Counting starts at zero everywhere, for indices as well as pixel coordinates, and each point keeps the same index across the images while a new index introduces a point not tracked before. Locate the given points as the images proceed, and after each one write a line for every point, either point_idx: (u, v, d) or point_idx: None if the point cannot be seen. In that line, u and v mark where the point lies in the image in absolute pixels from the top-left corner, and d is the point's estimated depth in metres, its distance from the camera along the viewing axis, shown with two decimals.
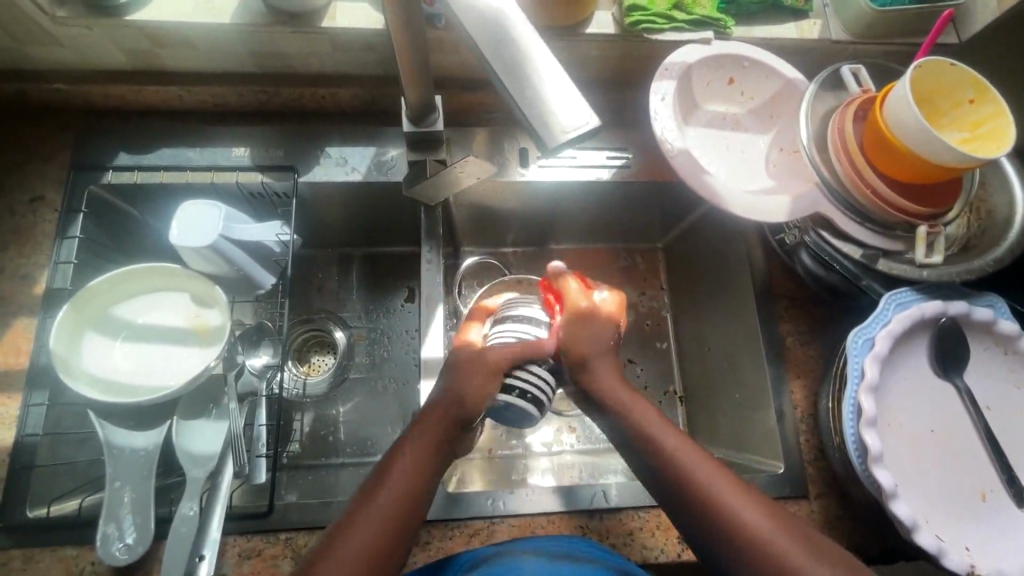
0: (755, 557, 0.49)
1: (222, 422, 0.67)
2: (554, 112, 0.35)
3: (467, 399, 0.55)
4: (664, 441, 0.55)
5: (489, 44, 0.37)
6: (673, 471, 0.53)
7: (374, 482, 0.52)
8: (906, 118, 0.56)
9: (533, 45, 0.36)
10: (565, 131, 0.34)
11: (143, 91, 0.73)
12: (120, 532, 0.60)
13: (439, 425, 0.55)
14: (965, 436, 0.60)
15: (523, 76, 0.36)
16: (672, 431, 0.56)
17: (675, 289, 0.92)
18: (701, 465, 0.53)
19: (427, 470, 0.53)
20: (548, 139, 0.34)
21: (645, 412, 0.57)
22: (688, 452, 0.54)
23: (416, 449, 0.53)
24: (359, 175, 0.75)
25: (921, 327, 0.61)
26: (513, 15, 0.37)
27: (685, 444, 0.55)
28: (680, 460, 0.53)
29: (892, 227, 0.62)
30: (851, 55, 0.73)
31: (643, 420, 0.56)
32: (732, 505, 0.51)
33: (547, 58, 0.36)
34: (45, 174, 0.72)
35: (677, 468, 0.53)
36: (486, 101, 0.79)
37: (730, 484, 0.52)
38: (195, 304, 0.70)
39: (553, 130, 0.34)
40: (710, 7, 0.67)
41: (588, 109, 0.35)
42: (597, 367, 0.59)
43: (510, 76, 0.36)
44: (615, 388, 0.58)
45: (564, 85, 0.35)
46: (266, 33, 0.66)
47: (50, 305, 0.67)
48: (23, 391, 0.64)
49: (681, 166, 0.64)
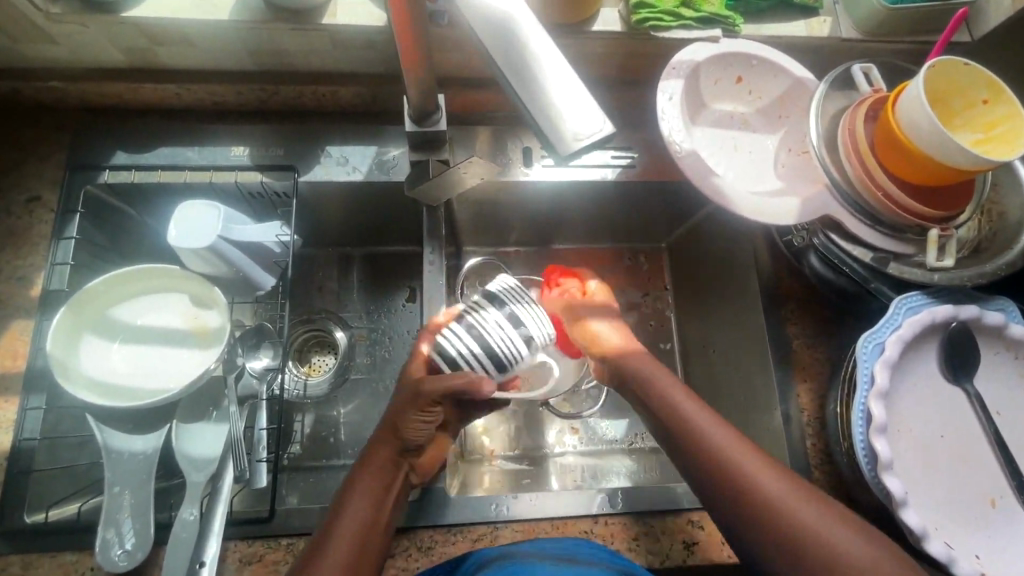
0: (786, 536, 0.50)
1: (222, 425, 0.66)
2: (566, 118, 0.34)
3: (405, 428, 0.57)
4: (696, 422, 0.58)
5: (497, 48, 0.36)
6: (704, 454, 0.56)
7: (338, 502, 0.54)
8: (920, 119, 0.54)
9: (543, 49, 0.35)
10: (577, 139, 0.33)
11: (140, 89, 0.71)
12: (119, 538, 0.59)
13: (386, 447, 0.57)
14: (975, 442, 0.59)
15: (533, 80, 0.35)
16: (710, 417, 0.58)
17: (679, 289, 0.91)
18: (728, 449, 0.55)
19: (382, 490, 0.55)
20: (560, 147, 0.33)
21: (676, 394, 0.61)
22: (720, 436, 0.56)
23: (369, 472, 0.56)
24: (360, 175, 0.73)
25: (932, 331, 0.60)
26: (522, 17, 0.36)
27: (718, 429, 0.57)
28: (710, 444, 0.56)
29: (903, 230, 0.61)
30: (861, 53, 0.72)
31: (680, 402, 0.60)
32: (764, 484, 0.53)
33: (558, 62, 0.35)
34: (40, 173, 0.71)
35: (709, 450, 0.56)
36: (489, 100, 0.77)
37: (758, 462, 0.55)
38: (194, 305, 0.69)
39: (566, 137, 0.33)
40: (719, 4, 0.66)
41: (601, 115, 0.34)
42: (640, 357, 0.66)
43: (519, 81, 0.35)
44: (657, 373, 0.64)
45: (575, 90, 0.34)
46: (265, 30, 0.65)
47: (47, 308, 0.66)
48: (20, 395, 0.63)
49: (689, 167, 0.63)
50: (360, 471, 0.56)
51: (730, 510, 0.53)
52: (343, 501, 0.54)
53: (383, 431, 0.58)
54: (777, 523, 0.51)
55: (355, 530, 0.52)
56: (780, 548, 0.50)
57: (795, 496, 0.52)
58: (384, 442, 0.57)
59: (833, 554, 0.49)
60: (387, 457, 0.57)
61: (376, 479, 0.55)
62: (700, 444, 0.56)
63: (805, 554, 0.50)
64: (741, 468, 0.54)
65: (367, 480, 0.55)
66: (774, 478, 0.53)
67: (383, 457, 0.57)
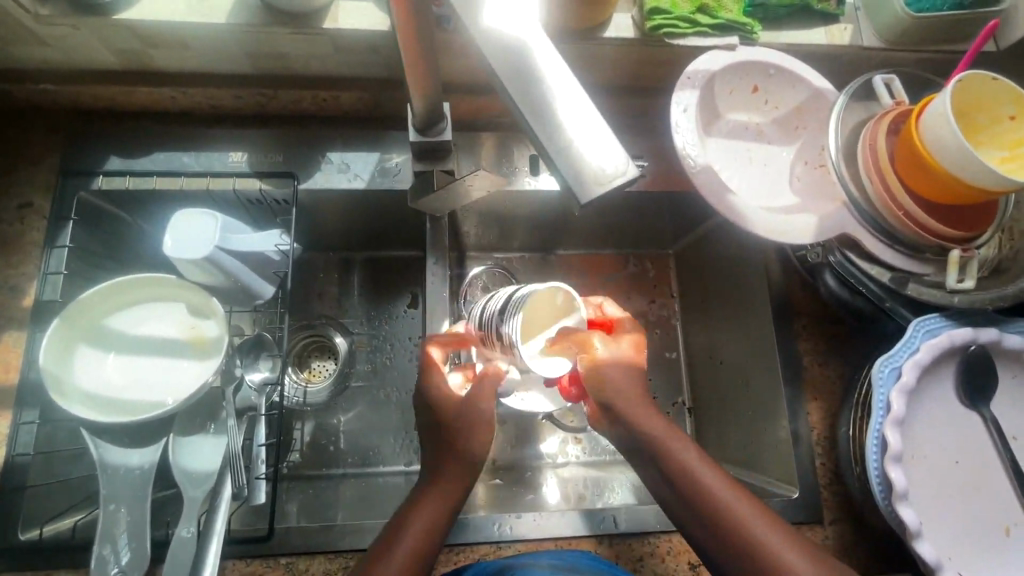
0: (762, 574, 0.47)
1: (221, 438, 0.64)
2: (588, 159, 0.32)
3: (479, 453, 0.54)
4: (705, 479, 0.51)
5: (515, 81, 0.34)
6: (717, 515, 0.50)
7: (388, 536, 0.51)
8: (946, 136, 0.52)
9: (565, 84, 0.33)
10: (601, 180, 0.31)
11: (134, 92, 0.69)
12: (115, 555, 0.58)
13: (458, 474, 0.53)
14: (990, 467, 0.57)
15: (554, 116, 0.33)
16: (704, 460, 0.52)
17: (685, 298, 0.89)
18: (724, 492, 0.50)
19: (441, 524, 0.52)
20: (580, 189, 0.32)
21: (684, 447, 0.53)
22: (714, 481, 0.51)
23: (428, 501, 0.52)
24: (361, 182, 0.71)
25: (949, 354, 0.58)
26: (537, 46, 0.34)
27: (715, 475, 0.51)
28: (722, 502, 0.50)
29: (923, 250, 0.59)
30: (881, 61, 0.69)
31: (672, 447, 0.53)
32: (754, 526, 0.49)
33: (580, 97, 0.33)
34: (31, 179, 0.69)
35: (719, 507, 0.50)
36: (496, 105, 0.75)
37: (766, 520, 0.49)
38: (191, 314, 0.67)
39: (587, 180, 0.31)
40: (736, 11, 0.63)
41: (624, 156, 0.32)
42: (642, 408, 0.54)
43: (539, 117, 0.33)
44: (656, 425, 0.54)
45: (599, 127, 0.32)
46: (263, 33, 0.62)
47: (40, 318, 0.64)
48: (12, 409, 0.62)
49: (703, 181, 0.61)
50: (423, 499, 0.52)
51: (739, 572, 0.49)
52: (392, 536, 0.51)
53: (451, 447, 0.54)
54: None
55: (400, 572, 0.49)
56: None
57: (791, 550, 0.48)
58: (452, 464, 0.53)
59: None
60: (460, 478, 0.53)
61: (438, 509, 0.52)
62: (717, 505, 0.50)
63: None
64: (753, 525, 0.49)
65: (426, 514, 0.51)
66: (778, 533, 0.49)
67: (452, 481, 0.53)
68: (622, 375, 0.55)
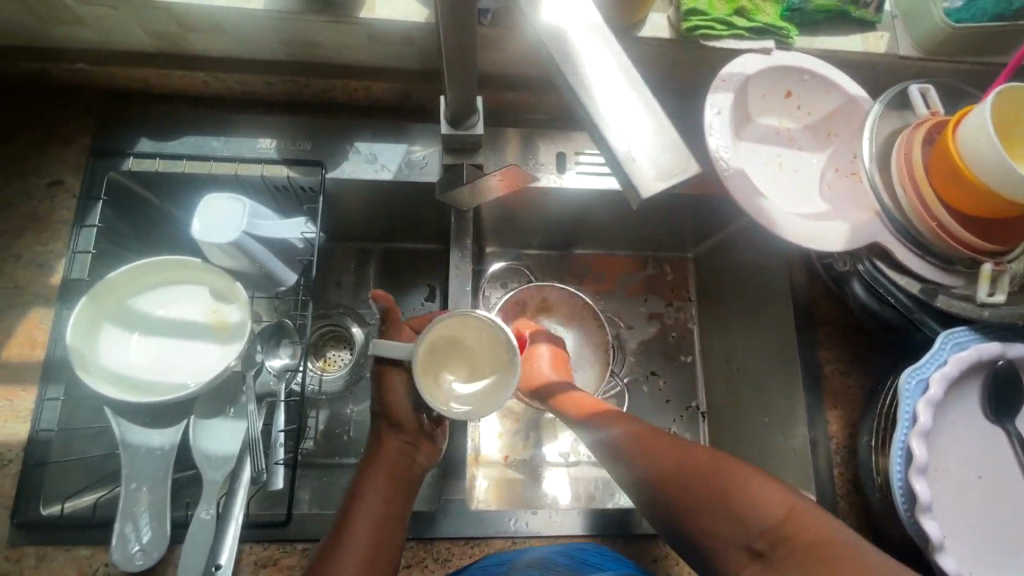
0: (718, 525, 0.51)
1: (241, 423, 0.64)
2: (647, 154, 0.32)
3: (399, 411, 0.59)
4: (657, 453, 0.57)
5: (576, 76, 0.34)
6: (673, 488, 0.54)
7: (343, 519, 0.53)
8: (985, 149, 0.52)
9: (623, 82, 0.34)
10: (660, 178, 0.31)
11: (167, 75, 0.69)
12: (136, 533, 0.58)
13: (392, 443, 0.58)
14: (1013, 485, 0.57)
15: (613, 111, 0.33)
16: (666, 441, 0.58)
17: (703, 301, 0.89)
18: (672, 457, 0.56)
19: (393, 488, 0.55)
20: (639, 185, 0.32)
21: (650, 436, 0.59)
22: (667, 451, 0.57)
23: (372, 482, 0.55)
24: (388, 173, 0.71)
25: (977, 369, 0.58)
26: (602, 46, 0.35)
27: (669, 448, 0.57)
28: (672, 469, 0.55)
29: (953, 262, 0.58)
30: (916, 71, 0.69)
31: (639, 437, 0.59)
32: (698, 481, 0.53)
33: (641, 97, 0.33)
34: (63, 157, 0.69)
35: (679, 475, 0.54)
36: (526, 101, 0.75)
37: (733, 466, 0.53)
38: (215, 298, 0.68)
39: (648, 175, 0.32)
40: (774, 14, 0.63)
41: (685, 153, 0.32)
42: (626, 423, 0.62)
43: (598, 112, 0.33)
44: (639, 429, 0.60)
45: (659, 127, 0.33)
46: (300, 22, 0.62)
47: (68, 296, 0.65)
48: (39, 384, 0.62)
49: (735, 185, 0.61)
50: (368, 478, 0.55)
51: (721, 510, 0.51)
52: (346, 519, 0.52)
53: (383, 432, 0.59)
54: (751, 519, 0.49)
55: (369, 533, 0.52)
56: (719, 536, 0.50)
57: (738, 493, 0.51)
58: (386, 443, 0.58)
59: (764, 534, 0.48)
60: (397, 451, 0.57)
61: (387, 475, 0.56)
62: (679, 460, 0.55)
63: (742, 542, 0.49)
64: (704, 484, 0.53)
65: (376, 491, 0.54)
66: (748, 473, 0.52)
67: (392, 459, 0.57)
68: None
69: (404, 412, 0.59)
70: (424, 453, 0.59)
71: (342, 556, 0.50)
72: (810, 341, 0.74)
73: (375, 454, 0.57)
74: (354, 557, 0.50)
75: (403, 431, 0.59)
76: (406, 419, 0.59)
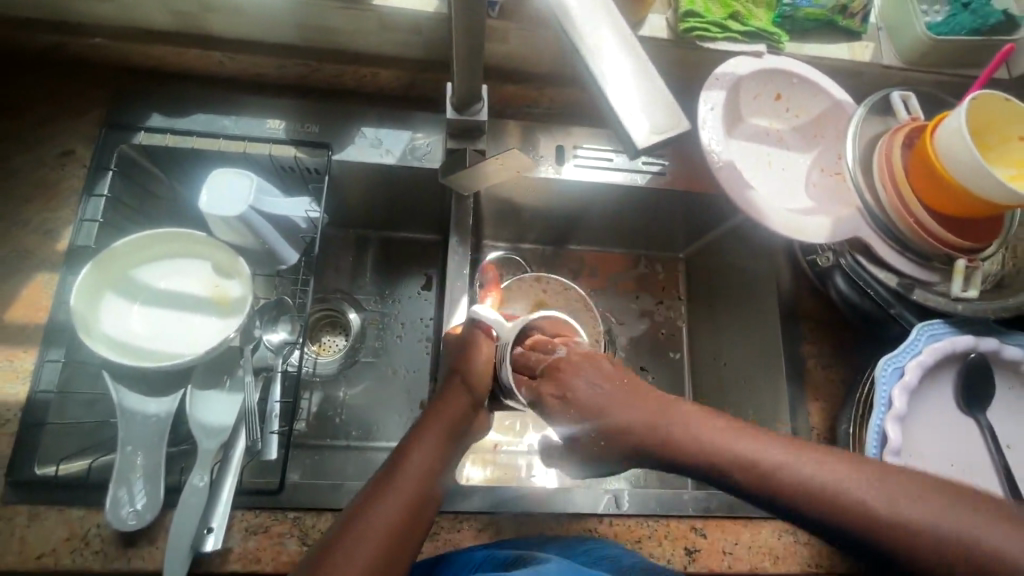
0: (819, 502, 0.41)
1: (236, 395, 0.65)
2: (645, 114, 0.36)
3: (476, 373, 0.56)
4: (697, 435, 0.45)
5: (581, 42, 0.37)
6: (749, 475, 0.43)
7: (388, 470, 0.50)
8: (959, 150, 0.55)
9: (624, 48, 0.37)
10: (655, 136, 0.35)
11: (184, 54, 0.72)
12: (130, 497, 0.59)
13: (458, 403, 0.55)
14: (983, 472, 0.59)
15: (617, 72, 0.36)
16: (698, 417, 0.47)
17: (692, 300, 0.91)
18: (721, 436, 0.45)
19: (443, 448, 0.53)
20: (639, 141, 0.35)
21: (673, 420, 0.47)
22: (702, 431, 0.46)
23: (431, 432, 0.53)
24: (392, 158, 0.74)
25: (950, 360, 0.61)
26: (605, 12, 0.37)
27: (704, 424, 0.46)
28: (729, 450, 0.44)
29: (930, 258, 0.61)
30: (900, 81, 0.73)
31: (661, 417, 0.47)
32: (768, 457, 0.43)
33: (639, 64, 0.37)
34: (76, 129, 0.71)
35: (737, 463, 0.44)
36: (528, 94, 0.78)
37: (804, 455, 0.43)
38: (216, 274, 0.69)
39: (646, 133, 0.35)
40: (766, 20, 0.67)
41: (677, 115, 0.36)
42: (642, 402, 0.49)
43: (602, 71, 0.36)
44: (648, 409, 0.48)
45: (656, 93, 0.36)
46: (317, 6, 0.66)
47: (72, 262, 0.66)
48: (40, 346, 0.63)
49: (725, 178, 0.64)
50: (421, 434, 0.53)
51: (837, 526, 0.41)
52: (398, 461, 0.51)
53: (452, 388, 0.57)
54: (872, 522, 0.39)
55: (411, 487, 0.49)
56: (829, 515, 0.41)
57: (811, 463, 0.42)
58: (455, 396, 0.56)
59: (881, 510, 0.40)
60: (460, 409, 0.55)
61: (442, 434, 0.53)
62: (752, 469, 0.43)
63: (848, 515, 0.40)
64: (771, 461, 0.43)
65: (428, 444, 0.52)
66: (837, 465, 0.42)
67: (452, 417, 0.55)
68: (601, 390, 0.50)
69: (482, 379, 0.56)
70: (477, 421, 0.57)
71: (387, 496, 0.47)
72: (794, 337, 0.76)
73: (435, 412, 0.55)
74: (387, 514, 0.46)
75: (473, 391, 0.56)
76: (482, 385, 0.56)
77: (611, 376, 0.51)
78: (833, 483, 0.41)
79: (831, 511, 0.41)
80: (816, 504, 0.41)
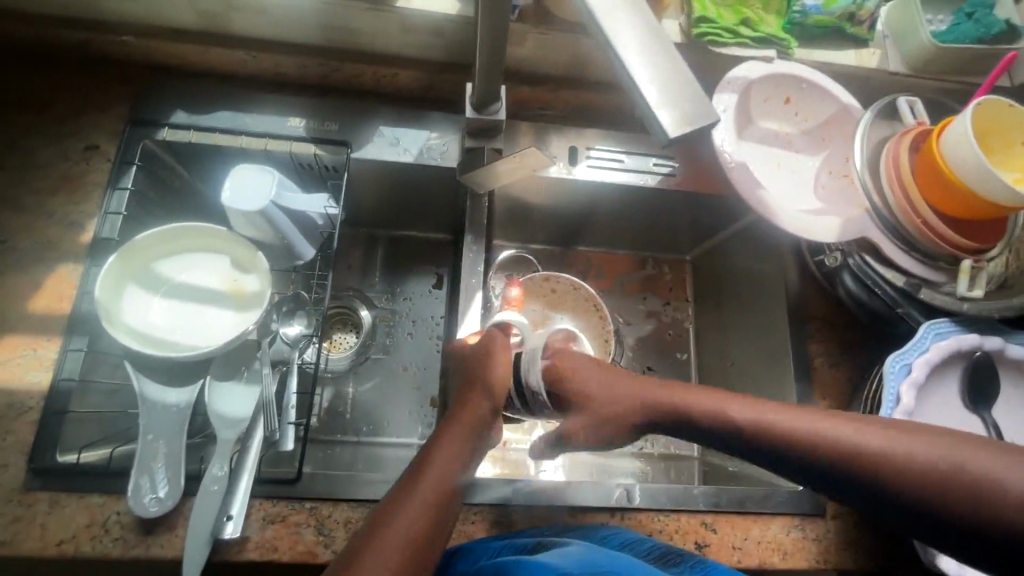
0: (825, 458, 0.47)
1: (253, 387, 0.66)
2: (673, 104, 0.37)
3: (498, 379, 0.58)
4: (711, 407, 0.53)
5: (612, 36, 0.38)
6: (766, 437, 0.49)
7: (409, 476, 0.50)
8: (965, 153, 0.56)
9: (654, 42, 0.38)
10: (683, 126, 0.36)
11: (209, 52, 0.73)
12: (152, 485, 0.60)
13: (479, 410, 0.57)
14: None
15: (646, 65, 0.38)
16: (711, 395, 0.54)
17: (699, 301, 0.93)
18: (734, 406, 0.52)
19: (465, 454, 0.53)
20: (666, 129, 0.36)
21: (696, 399, 0.54)
22: (713, 402, 0.53)
23: (452, 438, 0.54)
24: (410, 156, 0.75)
25: (956, 358, 0.62)
26: (636, 8, 0.39)
27: (716, 397, 0.53)
28: (739, 421, 0.51)
29: (938, 259, 0.63)
30: (905, 87, 0.75)
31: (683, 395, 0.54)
32: (774, 419, 0.50)
33: (668, 58, 0.38)
34: (101, 123, 0.72)
35: (750, 429, 0.50)
36: (542, 97, 0.80)
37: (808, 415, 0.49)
38: (235, 269, 0.70)
39: (674, 121, 0.36)
40: (776, 26, 0.69)
41: (705, 106, 0.37)
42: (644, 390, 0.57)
43: (633, 63, 0.38)
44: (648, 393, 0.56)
45: (684, 85, 0.38)
46: (342, 7, 0.68)
47: (96, 254, 0.67)
48: (63, 335, 0.64)
49: (737, 178, 0.65)
50: (442, 441, 0.54)
51: (842, 484, 0.46)
52: (420, 467, 0.51)
53: (471, 394, 0.58)
54: (875, 464, 0.45)
55: (433, 493, 0.49)
56: (838, 466, 0.46)
57: (812, 419, 0.49)
58: (471, 400, 0.57)
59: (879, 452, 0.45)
60: (480, 416, 0.56)
61: (462, 440, 0.54)
62: (764, 430, 0.50)
63: (854, 462, 0.46)
64: (777, 421, 0.50)
65: (449, 450, 0.53)
66: (838, 421, 0.48)
67: (472, 424, 0.55)
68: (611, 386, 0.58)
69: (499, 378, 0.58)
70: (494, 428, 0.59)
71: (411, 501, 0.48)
72: (801, 337, 0.77)
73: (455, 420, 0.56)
74: (412, 520, 0.47)
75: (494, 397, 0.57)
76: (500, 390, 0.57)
77: (601, 373, 0.59)
78: (836, 437, 0.47)
79: (840, 462, 0.46)
80: (826, 462, 0.47)
